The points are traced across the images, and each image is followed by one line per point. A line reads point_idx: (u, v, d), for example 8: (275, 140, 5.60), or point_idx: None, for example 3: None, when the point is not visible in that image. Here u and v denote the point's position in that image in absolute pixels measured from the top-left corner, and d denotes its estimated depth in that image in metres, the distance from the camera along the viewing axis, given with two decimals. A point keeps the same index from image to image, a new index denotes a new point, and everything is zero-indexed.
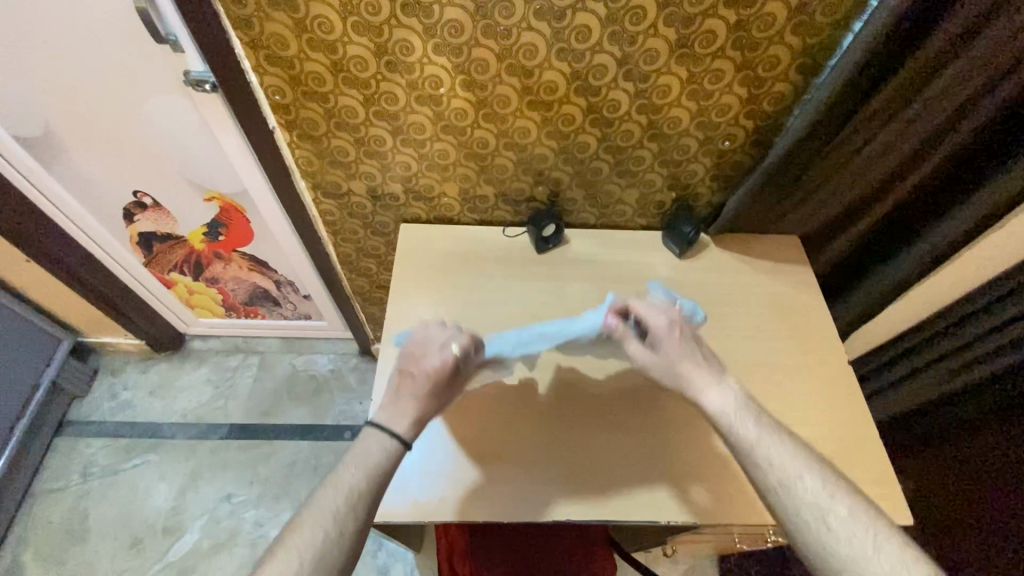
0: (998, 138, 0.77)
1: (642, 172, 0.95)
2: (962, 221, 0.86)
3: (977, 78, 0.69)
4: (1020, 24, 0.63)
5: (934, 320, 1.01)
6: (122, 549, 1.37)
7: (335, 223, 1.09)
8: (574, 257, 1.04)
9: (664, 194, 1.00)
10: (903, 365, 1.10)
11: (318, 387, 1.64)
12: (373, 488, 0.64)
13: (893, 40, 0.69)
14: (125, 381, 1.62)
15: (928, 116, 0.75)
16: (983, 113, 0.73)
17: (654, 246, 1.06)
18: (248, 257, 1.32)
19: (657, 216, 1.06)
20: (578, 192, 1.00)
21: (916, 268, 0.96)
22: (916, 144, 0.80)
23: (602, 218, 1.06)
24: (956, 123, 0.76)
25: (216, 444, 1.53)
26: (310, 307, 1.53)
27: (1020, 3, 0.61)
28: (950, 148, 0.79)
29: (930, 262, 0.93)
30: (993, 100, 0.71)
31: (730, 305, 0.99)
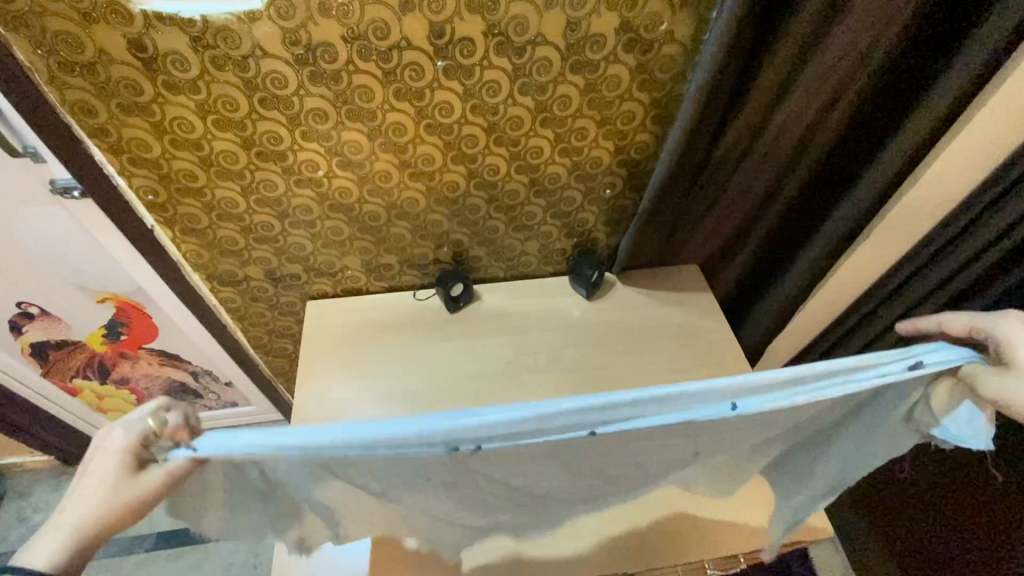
0: (846, 147, 0.84)
1: (535, 224, 0.97)
2: (829, 234, 0.92)
3: (811, 107, 0.76)
4: (830, 61, 0.70)
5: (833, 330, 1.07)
6: None
7: (239, 308, 1.06)
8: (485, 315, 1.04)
9: (563, 242, 1.03)
10: None
11: None
12: None
13: (734, 67, 0.71)
14: (34, 503, 1.48)
15: (781, 140, 0.81)
16: (829, 124, 0.79)
17: (563, 291, 1.08)
18: (156, 352, 1.26)
19: (561, 263, 1.09)
20: (480, 249, 1.01)
21: (798, 284, 1.01)
22: (792, 148, 0.83)
23: (509, 270, 1.08)
24: (810, 137, 0.81)
25: (142, 557, 1.41)
26: (234, 393, 1.47)
27: (822, 46, 0.69)
28: (811, 159, 0.85)
29: (810, 278, 0.99)
30: (835, 114, 0.77)
31: (643, 341, 1.01)
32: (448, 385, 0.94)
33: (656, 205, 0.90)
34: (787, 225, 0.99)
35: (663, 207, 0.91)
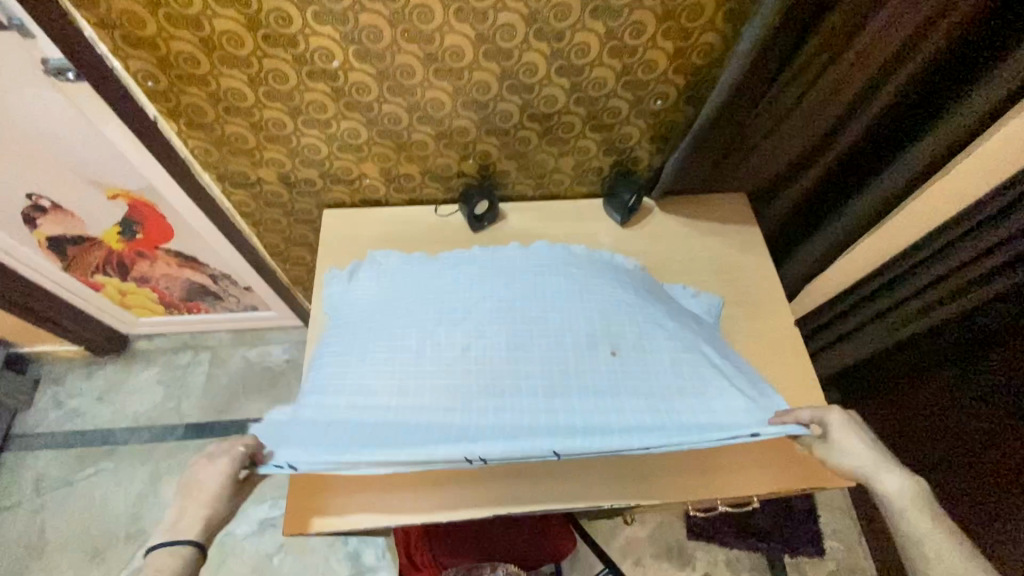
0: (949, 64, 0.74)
1: (572, 137, 0.87)
2: (905, 170, 0.83)
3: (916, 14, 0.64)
4: None
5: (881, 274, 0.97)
6: (85, 561, 1.35)
7: (253, 213, 1.01)
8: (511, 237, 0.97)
9: (601, 159, 0.93)
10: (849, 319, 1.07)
11: (274, 378, 1.59)
12: None
13: None
14: (70, 389, 1.56)
15: (870, 56, 0.70)
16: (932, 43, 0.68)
17: (596, 215, 1.00)
18: (173, 253, 1.24)
19: (597, 183, 1.00)
20: (509, 163, 0.92)
21: (849, 229, 0.94)
22: (882, 67, 0.72)
23: (539, 189, 0.99)
24: (906, 58, 0.70)
25: (173, 445, 1.49)
26: (253, 298, 1.47)
27: None
28: (897, 87, 0.74)
29: (864, 223, 0.92)
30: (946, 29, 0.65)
31: (678, 274, 0.95)
32: None
33: (717, 119, 0.80)
34: (851, 162, 0.90)
35: (723, 128, 0.82)
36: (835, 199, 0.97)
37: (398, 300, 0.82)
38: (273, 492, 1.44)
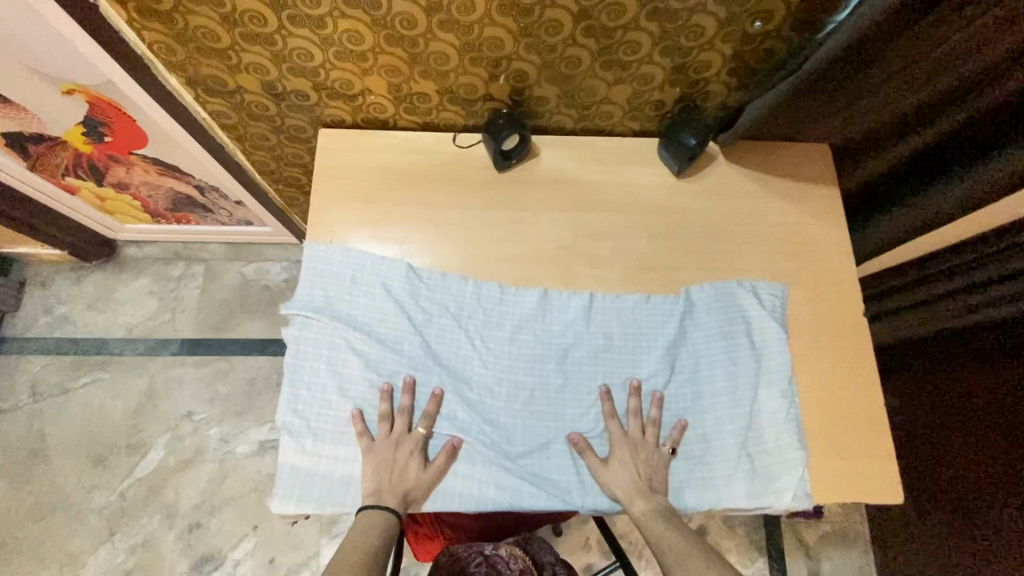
0: None
1: (634, 61, 0.68)
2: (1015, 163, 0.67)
3: None
4: None
5: (964, 250, 0.85)
6: (87, 468, 1.35)
7: (235, 127, 0.84)
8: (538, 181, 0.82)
9: (664, 91, 0.75)
10: (916, 293, 0.96)
11: (273, 298, 1.50)
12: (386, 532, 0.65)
13: None
14: (58, 294, 1.48)
15: None
16: None
17: (647, 160, 0.83)
18: (151, 161, 1.08)
19: (653, 120, 0.81)
20: (549, 88, 0.74)
21: (926, 218, 0.80)
22: None
23: (582, 121, 0.81)
24: None
25: (169, 360, 1.44)
26: (247, 212, 1.33)
27: None
28: None
29: (942, 214, 0.78)
30: None
31: (735, 241, 0.81)
32: (493, 264, 0.77)
33: (832, 62, 0.64)
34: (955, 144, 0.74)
35: (834, 75, 0.66)
36: (858, 206, 0.91)
37: (428, 306, 0.75)
38: (273, 415, 1.41)
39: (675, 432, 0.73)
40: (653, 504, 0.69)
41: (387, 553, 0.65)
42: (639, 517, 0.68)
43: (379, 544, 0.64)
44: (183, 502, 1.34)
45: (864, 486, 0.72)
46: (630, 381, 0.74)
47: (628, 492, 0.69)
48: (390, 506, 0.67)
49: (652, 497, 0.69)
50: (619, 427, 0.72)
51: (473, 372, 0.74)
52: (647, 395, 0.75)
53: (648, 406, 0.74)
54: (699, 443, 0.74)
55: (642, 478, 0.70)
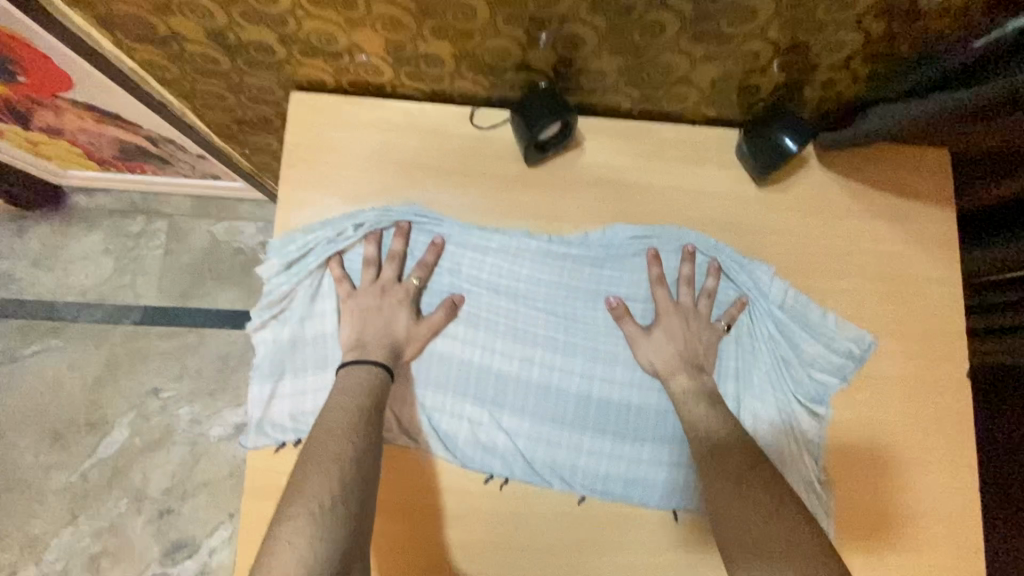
0: None
1: (738, 36, 0.49)
2: None
3: None
4: None
5: None
6: (44, 445, 1.23)
7: (178, 83, 0.63)
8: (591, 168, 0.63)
9: (764, 74, 0.55)
10: None
11: (248, 264, 1.32)
12: (375, 402, 0.54)
13: None
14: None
15: None
16: None
17: (719, 160, 0.64)
18: (82, 106, 0.86)
19: (736, 107, 0.62)
20: (609, 61, 0.53)
21: None
22: None
23: (642, 104, 0.62)
24: None
25: (130, 330, 1.28)
26: (212, 167, 1.11)
27: None
28: None
29: None
30: None
31: (822, 273, 0.64)
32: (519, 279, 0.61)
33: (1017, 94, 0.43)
34: None
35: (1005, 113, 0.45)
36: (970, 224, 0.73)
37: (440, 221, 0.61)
38: None
39: (732, 309, 0.62)
40: (698, 382, 0.59)
41: (382, 415, 0.54)
42: (676, 392, 0.58)
43: (369, 405, 0.53)
44: (152, 486, 1.23)
45: None
46: (686, 246, 0.62)
47: (669, 365, 0.59)
48: (377, 359, 0.56)
49: (697, 375, 0.59)
50: (666, 295, 0.61)
51: (493, 241, 0.61)
52: (702, 266, 0.63)
53: (701, 278, 0.63)
54: (751, 329, 0.63)
55: (686, 352, 0.59)
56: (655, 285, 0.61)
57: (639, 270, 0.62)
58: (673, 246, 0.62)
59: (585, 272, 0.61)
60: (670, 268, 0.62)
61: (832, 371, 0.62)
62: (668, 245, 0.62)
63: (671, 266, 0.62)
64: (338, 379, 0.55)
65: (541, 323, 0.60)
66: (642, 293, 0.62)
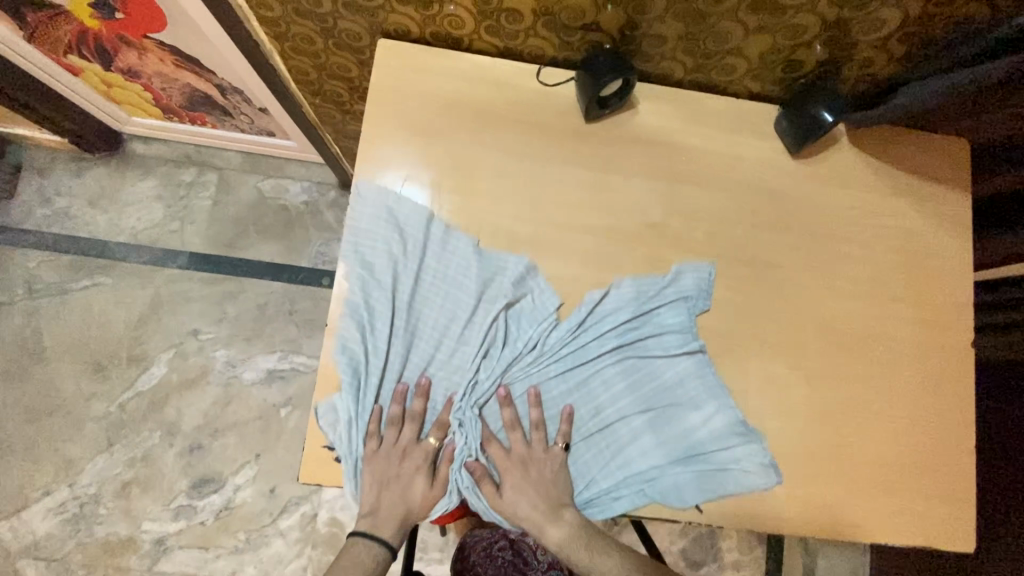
0: None
1: (790, 8, 0.55)
2: None
3: None
4: None
5: None
6: (86, 374, 1.30)
7: (276, 24, 0.70)
8: (448, 216, 0.66)
9: (808, 51, 0.61)
10: None
11: (291, 220, 1.39)
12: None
13: None
14: (59, 185, 1.36)
15: None
16: None
17: (759, 130, 0.70)
18: (168, 49, 0.93)
19: (778, 83, 0.68)
20: (672, 27, 0.60)
21: None
22: None
23: (693, 73, 0.68)
24: None
25: (175, 273, 1.34)
26: (270, 123, 1.19)
27: None
28: None
29: None
30: None
31: (848, 241, 0.69)
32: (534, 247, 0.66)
33: None
34: None
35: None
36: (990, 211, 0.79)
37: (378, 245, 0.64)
38: (283, 344, 1.34)
39: (563, 428, 0.64)
40: (564, 525, 0.63)
41: None
42: (555, 545, 0.63)
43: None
44: (184, 422, 1.29)
45: (938, 530, 0.66)
46: (499, 394, 0.64)
47: (536, 520, 0.63)
48: (384, 537, 0.64)
49: (561, 519, 0.63)
50: (500, 450, 0.64)
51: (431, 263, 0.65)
52: (521, 398, 0.65)
53: (526, 410, 0.65)
54: (596, 426, 0.65)
55: (544, 496, 0.63)
56: (487, 444, 0.64)
57: (477, 419, 0.64)
58: (485, 393, 0.64)
59: (428, 417, 0.64)
60: (484, 421, 0.65)
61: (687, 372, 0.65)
62: (481, 396, 0.64)
63: (486, 415, 0.65)
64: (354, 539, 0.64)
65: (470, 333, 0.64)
66: (479, 450, 0.64)
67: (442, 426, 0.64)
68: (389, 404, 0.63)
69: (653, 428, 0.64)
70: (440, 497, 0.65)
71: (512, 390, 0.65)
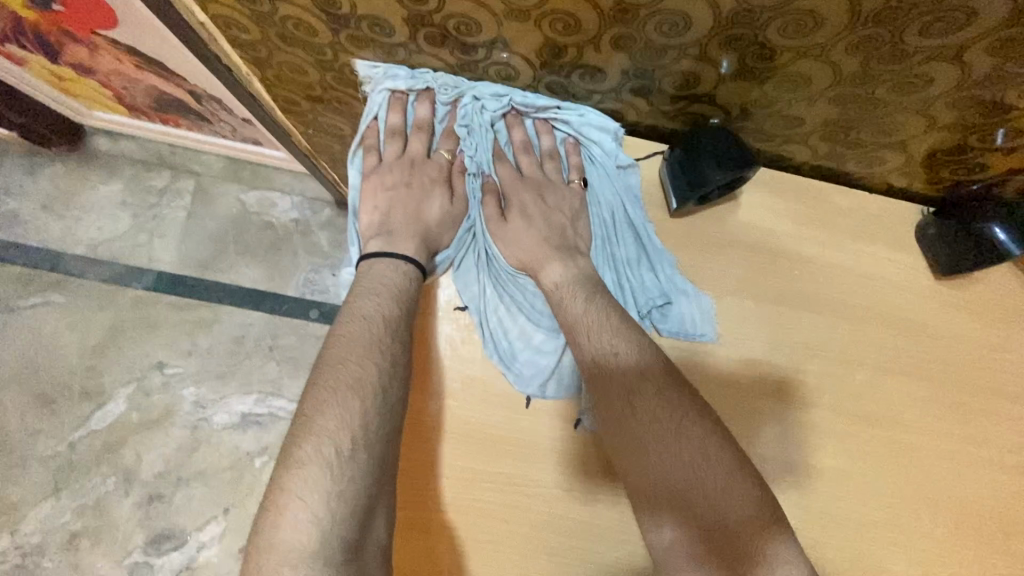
0: None
1: (1014, 110, 0.37)
2: None
3: None
4: None
5: None
6: (32, 409, 1.12)
7: (254, 49, 0.51)
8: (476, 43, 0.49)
9: (1002, 157, 0.44)
10: None
11: (277, 240, 1.20)
12: (398, 307, 0.46)
13: None
14: (6, 184, 1.17)
15: None
16: None
17: (895, 240, 0.53)
18: (122, 48, 0.73)
19: (934, 182, 0.50)
20: (821, 113, 0.42)
21: None
22: None
23: (822, 160, 0.50)
24: None
25: (140, 295, 1.16)
26: (256, 133, 0.99)
27: None
28: None
29: None
30: None
31: (1001, 396, 0.52)
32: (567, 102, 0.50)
33: None
34: None
35: None
36: None
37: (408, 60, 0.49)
38: (262, 384, 1.16)
39: (572, 160, 0.51)
40: (570, 270, 0.48)
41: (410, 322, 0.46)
42: (549, 289, 0.48)
43: (398, 310, 0.45)
44: (144, 468, 1.13)
45: None
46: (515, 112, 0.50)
47: (534, 256, 0.49)
48: (404, 254, 0.48)
49: (570, 261, 0.49)
50: (510, 170, 0.50)
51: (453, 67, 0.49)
52: (537, 128, 0.52)
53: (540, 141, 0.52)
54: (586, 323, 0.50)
55: (560, 233, 0.50)
56: (498, 160, 0.51)
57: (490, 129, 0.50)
58: (500, 102, 0.49)
59: (437, 132, 0.51)
60: (496, 135, 0.51)
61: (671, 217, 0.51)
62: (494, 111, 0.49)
63: (497, 129, 0.51)
64: (369, 276, 0.47)
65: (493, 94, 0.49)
66: (484, 162, 0.50)
67: (451, 133, 0.50)
68: (389, 110, 0.50)
69: (609, 252, 0.51)
70: (461, 218, 0.50)
71: (527, 117, 0.51)
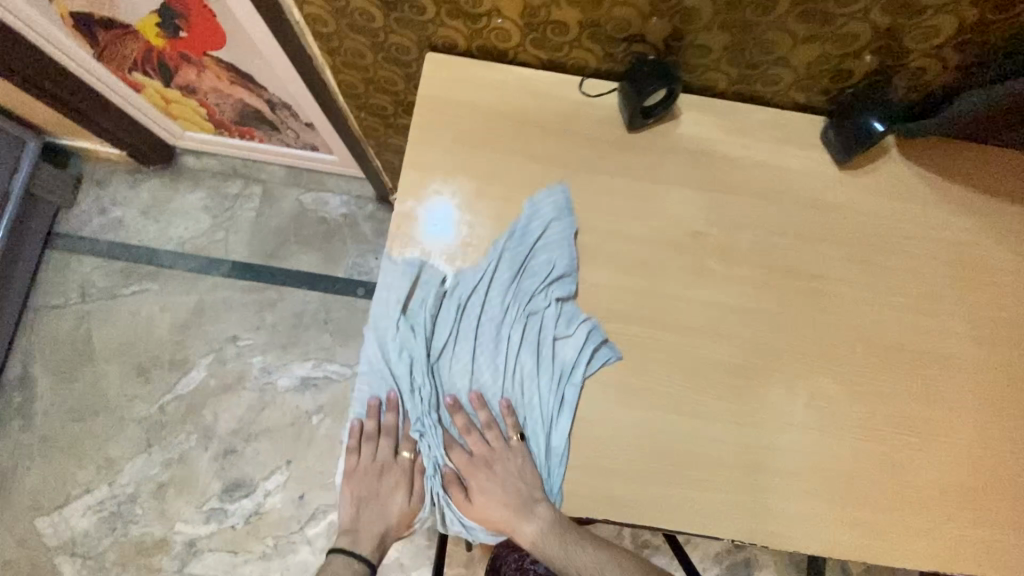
0: None
1: (840, 16, 0.56)
2: None
3: None
4: None
5: None
6: (130, 377, 1.34)
7: (330, 39, 0.73)
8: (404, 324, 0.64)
9: (857, 60, 0.61)
10: None
11: (329, 232, 1.43)
12: None
13: None
14: (114, 196, 1.44)
15: None
16: None
17: (804, 143, 0.70)
18: (223, 65, 0.98)
19: (825, 92, 0.67)
20: (719, 38, 0.61)
21: None
22: None
23: (737, 84, 0.68)
24: None
25: (218, 281, 1.39)
26: (314, 137, 1.23)
27: None
28: None
29: None
30: None
31: (898, 253, 0.67)
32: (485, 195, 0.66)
33: None
34: None
35: None
36: None
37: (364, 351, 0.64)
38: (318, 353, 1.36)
39: (508, 420, 0.63)
40: (535, 522, 0.61)
41: None
42: (529, 541, 0.61)
43: None
44: (220, 426, 1.32)
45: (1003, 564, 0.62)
46: (448, 402, 0.63)
47: (505, 521, 0.61)
48: (360, 552, 0.65)
49: (532, 514, 0.61)
50: (459, 454, 0.64)
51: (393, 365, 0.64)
52: (469, 403, 0.64)
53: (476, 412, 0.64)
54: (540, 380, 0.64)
55: (512, 490, 0.62)
56: (448, 448, 0.64)
57: (436, 428, 0.63)
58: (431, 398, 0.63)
59: (399, 432, 0.65)
60: (441, 425, 0.64)
61: (560, 389, 0.62)
62: (431, 412, 0.63)
63: (440, 419, 0.64)
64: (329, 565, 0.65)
65: (425, 383, 0.63)
66: (438, 459, 0.64)
67: (409, 441, 0.64)
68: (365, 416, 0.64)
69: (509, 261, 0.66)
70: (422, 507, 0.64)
71: (460, 398, 0.64)
